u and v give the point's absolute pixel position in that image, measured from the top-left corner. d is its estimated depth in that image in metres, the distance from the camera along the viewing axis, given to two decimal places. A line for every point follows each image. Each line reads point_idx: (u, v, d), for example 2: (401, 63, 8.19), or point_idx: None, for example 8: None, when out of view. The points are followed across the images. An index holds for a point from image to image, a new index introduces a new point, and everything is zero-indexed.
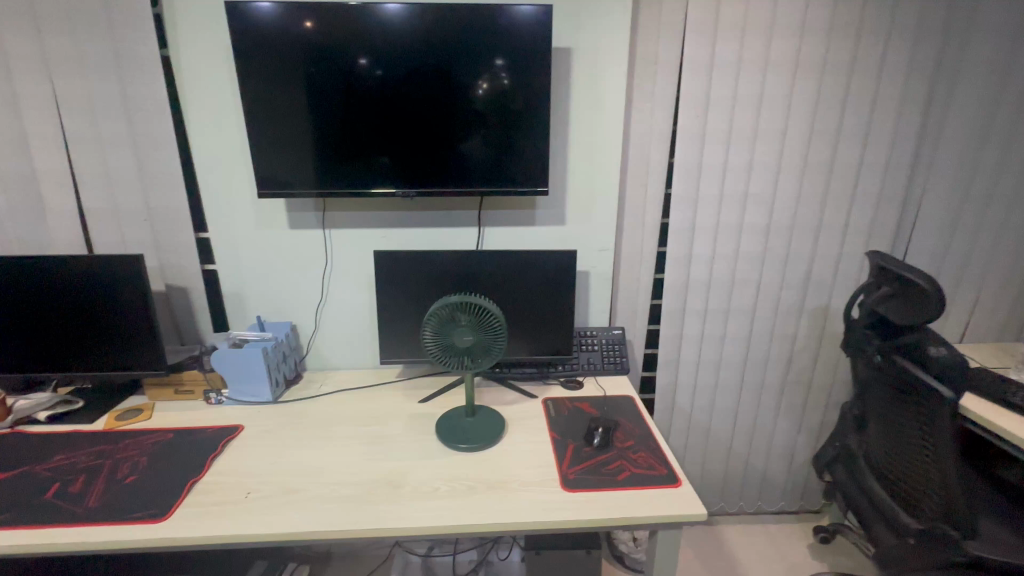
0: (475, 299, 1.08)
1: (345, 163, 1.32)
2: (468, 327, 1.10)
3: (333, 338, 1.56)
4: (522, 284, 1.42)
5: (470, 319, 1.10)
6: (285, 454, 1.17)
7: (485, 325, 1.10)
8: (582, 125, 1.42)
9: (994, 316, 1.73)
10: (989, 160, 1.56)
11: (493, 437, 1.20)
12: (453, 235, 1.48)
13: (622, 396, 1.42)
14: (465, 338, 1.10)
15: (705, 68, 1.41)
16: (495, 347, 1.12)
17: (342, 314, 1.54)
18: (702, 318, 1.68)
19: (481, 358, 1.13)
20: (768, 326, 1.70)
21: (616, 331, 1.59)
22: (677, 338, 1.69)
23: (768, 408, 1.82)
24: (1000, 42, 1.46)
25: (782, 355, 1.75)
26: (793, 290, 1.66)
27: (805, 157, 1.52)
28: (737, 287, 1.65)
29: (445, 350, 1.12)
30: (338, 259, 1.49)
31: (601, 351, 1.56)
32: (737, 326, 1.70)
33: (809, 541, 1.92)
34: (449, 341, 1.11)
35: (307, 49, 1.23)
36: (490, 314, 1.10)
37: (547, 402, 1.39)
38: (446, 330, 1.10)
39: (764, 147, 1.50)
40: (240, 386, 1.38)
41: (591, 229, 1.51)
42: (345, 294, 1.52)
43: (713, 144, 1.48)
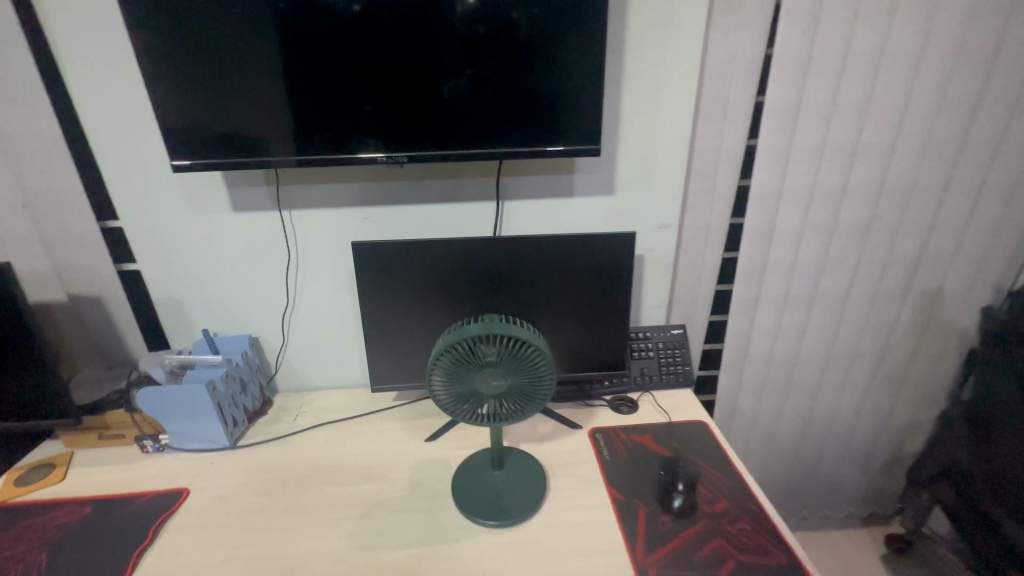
0: (511, 332, 0.71)
1: (304, 123, 0.89)
2: (497, 370, 0.73)
3: (309, 353, 1.20)
4: (561, 281, 1.05)
5: (500, 359, 0.73)
6: (243, 545, 0.83)
7: (525, 367, 0.74)
8: (645, 49, 0.99)
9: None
10: None
11: (534, 505, 0.87)
12: (460, 216, 1.09)
13: (693, 423, 1.08)
14: (492, 385, 0.74)
15: None
16: (537, 396, 0.77)
17: (318, 322, 1.17)
18: (780, 309, 1.32)
19: (516, 412, 0.78)
20: (863, 316, 1.34)
21: (677, 331, 1.23)
22: (746, 335, 1.34)
23: (849, 412, 1.49)
24: None
25: (875, 349, 1.40)
26: (900, 270, 1.29)
27: (941, 91, 1.10)
28: (828, 270, 1.28)
29: (461, 404, 0.76)
30: (306, 253, 1.10)
31: (657, 359, 1.21)
32: (824, 318, 1.34)
33: (879, 551, 1.68)
34: (466, 390, 0.75)
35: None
36: (533, 351, 0.73)
37: (595, 435, 1.05)
38: (464, 377, 0.74)
39: (889, 80, 1.08)
40: (183, 431, 1.02)
41: (650, 200, 1.12)
42: (320, 298, 1.15)
43: (822, 74, 1.06)
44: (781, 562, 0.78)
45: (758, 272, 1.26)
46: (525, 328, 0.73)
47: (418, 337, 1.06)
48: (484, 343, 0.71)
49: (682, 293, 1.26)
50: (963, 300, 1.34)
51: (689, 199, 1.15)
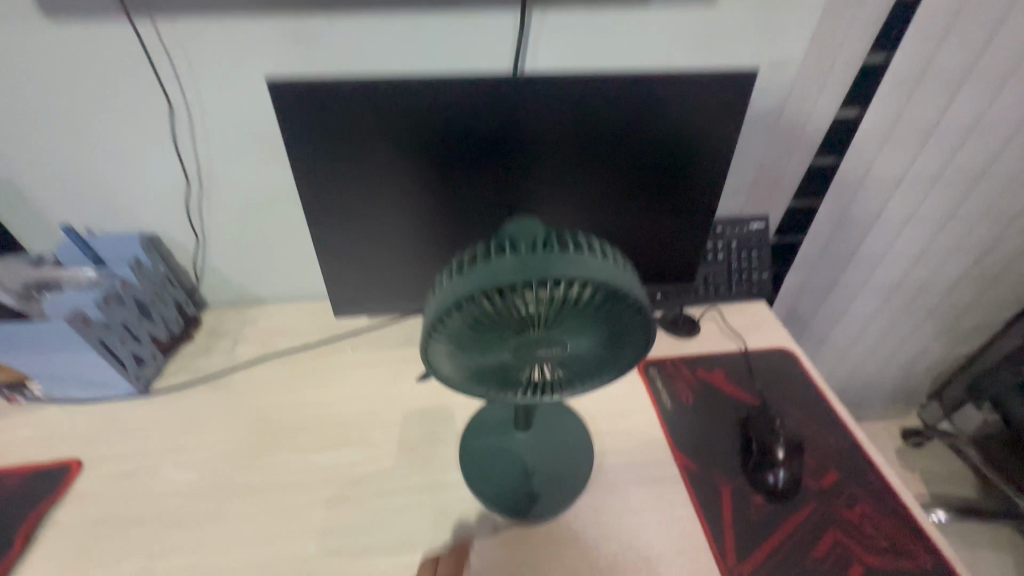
0: (587, 277, 0.36)
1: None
2: (549, 335, 0.40)
3: (239, 254, 0.83)
4: (618, 155, 0.65)
5: (558, 320, 0.39)
6: (161, 553, 0.58)
7: (600, 329, 0.41)
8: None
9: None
10: None
11: (574, 488, 0.62)
12: (456, 33, 0.64)
13: (776, 352, 0.81)
14: (536, 356, 0.42)
15: None
16: (611, 366, 0.45)
17: (243, 210, 0.78)
18: (886, 192, 0.98)
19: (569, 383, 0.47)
20: (991, 203, 1.01)
21: (759, 226, 0.87)
22: (832, 222, 1.03)
23: (920, 317, 1.26)
24: None
25: (986, 243, 1.10)
26: None
27: None
28: (975, 137, 0.90)
29: (478, 378, 0.45)
30: (200, 100, 0.67)
31: (728, 263, 0.88)
32: (941, 206, 1.00)
33: (897, 446, 1.61)
34: (490, 363, 0.43)
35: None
36: (622, 305, 0.39)
37: (649, 372, 0.77)
38: (486, 346, 0.41)
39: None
40: (59, 377, 0.71)
41: (761, 18, 0.69)
42: (240, 176, 0.74)
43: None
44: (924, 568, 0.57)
45: (875, 137, 0.89)
46: (606, 263, 0.38)
47: (393, 243, 0.68)
48: (531, 296, 0.37)
49: (768, 169, 0.90)
50: None
51: (820, 18, 0.72)
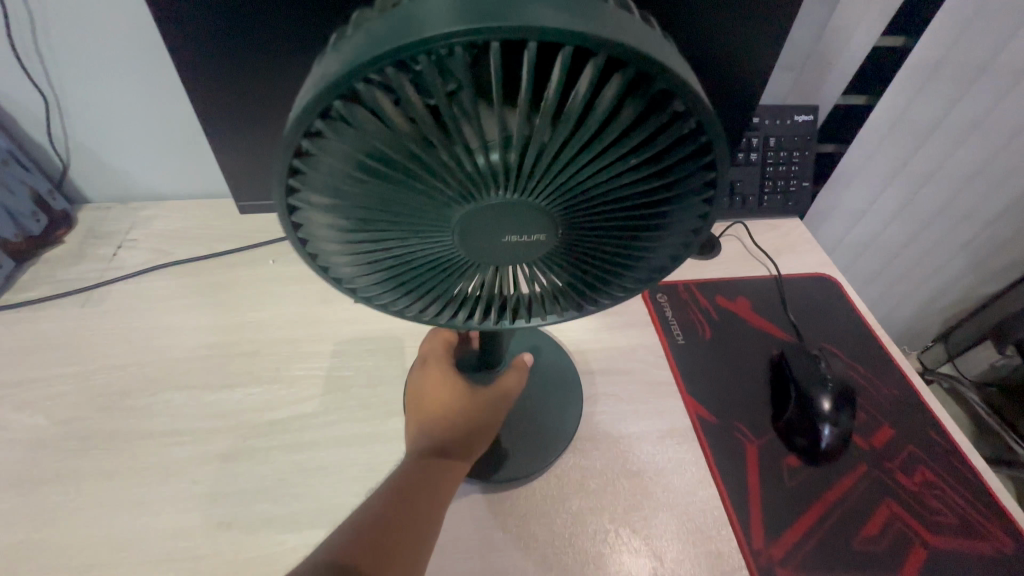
0: (612, 39, 0.20)
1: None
2: (531, 183, 0.25)
3: (110, 127, 0.61)
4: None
5: (550, 151, 0.23)
6: None
7: (625, 181, 0.25)
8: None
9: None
10: None
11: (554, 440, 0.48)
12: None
13: (814, 280, 0.65)
14: (511, 220, 0.27)
15: None
16: (635, 263, 0.31)
17: (97, 58, 0.55)
18: (961, 84, 0.78)
19: (563, 288, 0.33)
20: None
21: (807, 119, 0.68)
22: (884, 123, 0.84)
23: (970, 257, 1.07)
24: None
25: None
26: None
27: None
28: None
29: (412, 260, 0.30)
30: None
31: (761, 167, 0.69)
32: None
33: None
34: (431, 232, 0.27)
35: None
36: (669, 130, 0.23)
37: (655, 299, 0.60)
38: (418, 196, 0.25)
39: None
40: None
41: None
42: (89, 1, 0.51)
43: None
44: (997, 553, 0.44)
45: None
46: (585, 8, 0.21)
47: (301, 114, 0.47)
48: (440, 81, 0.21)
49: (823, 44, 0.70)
50: None
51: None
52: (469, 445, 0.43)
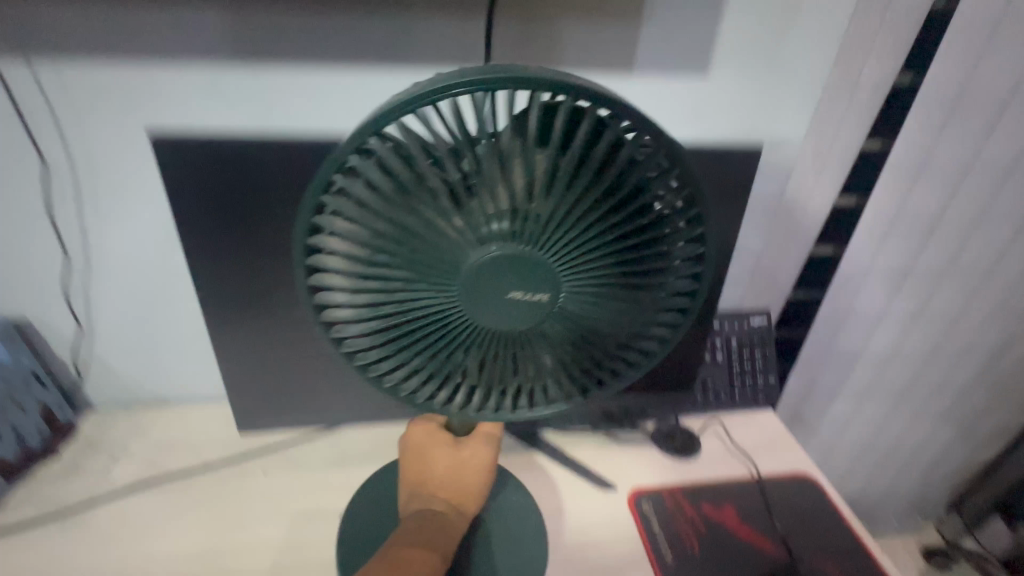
0: (585, 88, 0.31)
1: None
2: (538, 221, 0.33)
3: (114, 342, 0.67)
4: None
5: (553, 190, 0.32)
6: None
7: (612, 223, 0.34)
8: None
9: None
10: None
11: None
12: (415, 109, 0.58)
13: (798, 482, 0.66)
14: (516, 259, 0.33)
15: None
16: (626, 299, 0.37)
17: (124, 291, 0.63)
18: (897, 283, 0.87)
19: (572, 341, 0.39)
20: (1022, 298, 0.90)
21: (761, 323, 0.75)
22: (834, 319, 0.90)
23: (955, 425, 1.09)
24: None
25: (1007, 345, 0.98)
26: None
27: None
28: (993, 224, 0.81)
29: (422, 293, 0.35)
30: (88, 158, 0.55)
31: (727, 365, 0.74)
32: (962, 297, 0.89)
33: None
34: (446, 264, 0.33)
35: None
36: (643, 182, 0.34)
37: (643, 512, 0.60)
38: (443, 221, 0.32)
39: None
40: None
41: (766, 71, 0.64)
42: (139, 251, 0.61)
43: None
44: None
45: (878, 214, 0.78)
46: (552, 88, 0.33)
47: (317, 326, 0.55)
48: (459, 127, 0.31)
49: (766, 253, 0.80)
50: None
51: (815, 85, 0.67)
52: (454, 536, 0.48)
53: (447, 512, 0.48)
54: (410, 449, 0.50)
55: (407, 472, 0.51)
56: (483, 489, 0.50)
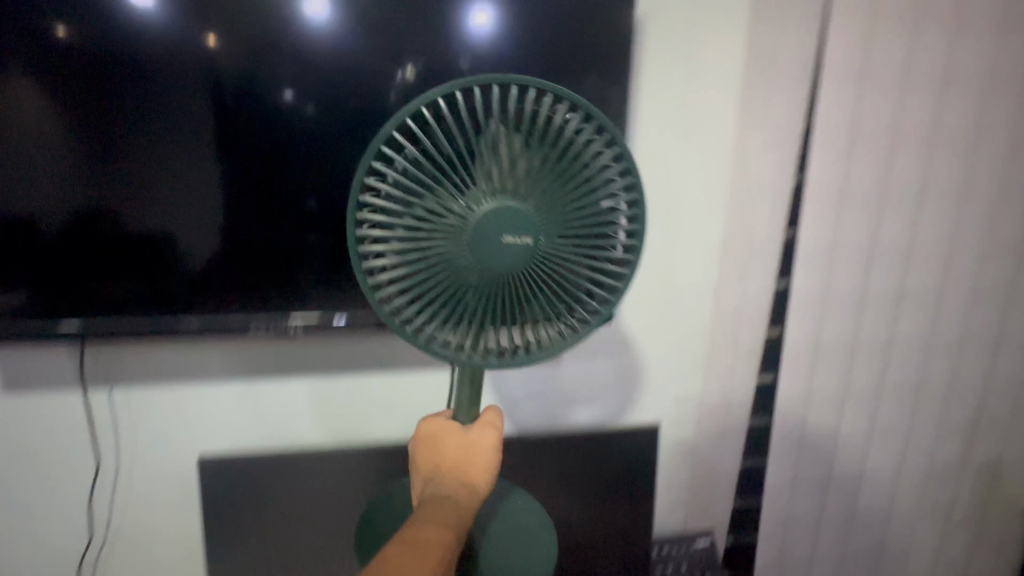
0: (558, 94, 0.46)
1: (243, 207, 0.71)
2: (516, 185, 0.46)
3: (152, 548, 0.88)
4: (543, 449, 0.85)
5: (521, 152, 0.46)
6: None
7: (572, 164, 0.47)
8: (654, 92, 0.81)
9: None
10: None
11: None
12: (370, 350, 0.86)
13: None
14: (503, 211, 0.45)
15: (859, 23, 0.80)
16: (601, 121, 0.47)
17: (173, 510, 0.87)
18: (834, 441, 0.95)
19: (548, 274, 0.48)
20: (963, 409, 0.97)
21: None
22: (786, 484, 0.96)
23: (962, 548, 1.04)
24: None
25: (959, 509, 1.03)
26: (976, 402, 0.98)
27: (1007, 184, 0.89)
28: (904, 342, 0.93)
29: (440, 231, 0.46)
30: (145, 406, 0.83)
31: None
32: (906, 413, 0.96)
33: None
34: (451, 218, 0.46)
35: (182, 15, 0.65)
36: (589, 138, 0.47)
37: None
38: (445, 195, 0.46)
39: (963, 95, 0.85)
40: None
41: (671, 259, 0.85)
42: (181, 471, 0.86)
43: (880, 85, 0.82)
44: None
45: (797, 360, 0.90)
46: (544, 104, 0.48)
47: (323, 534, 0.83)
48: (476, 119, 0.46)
49: (706, 403, 0.92)
50: None
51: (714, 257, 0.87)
52: (466, 517, 0.53)
53: (457, 497, 0.53)
54: (423, 444, 0.57)
55: (421, 458, 0.57)
56: (492, 467, 0.56)
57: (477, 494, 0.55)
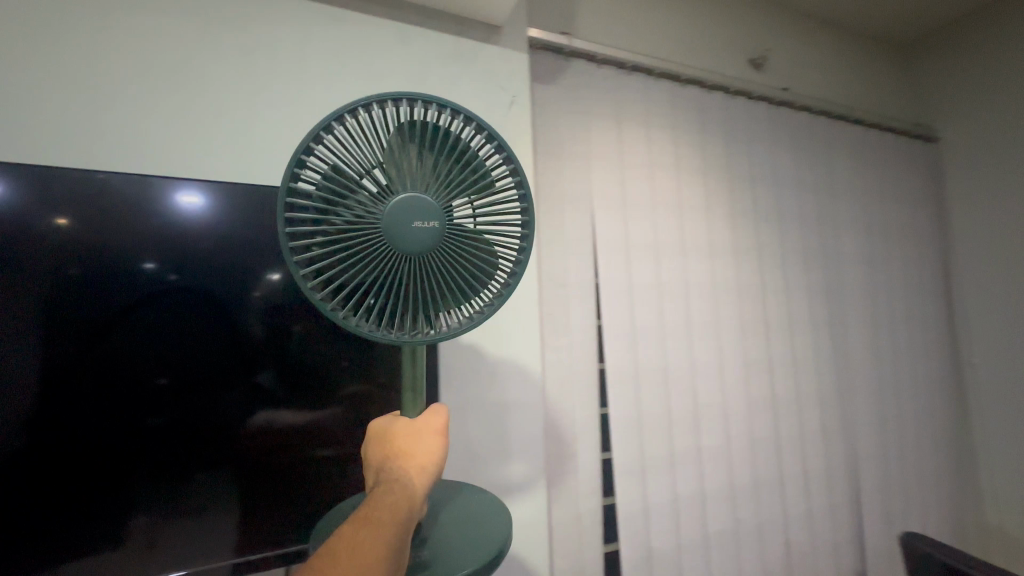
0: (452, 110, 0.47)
1: (47, 435, 0.55)
2: (422, 174, 0.47)
3: None
4: None
5: (422, 150, 0.47)
6: None
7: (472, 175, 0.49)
8: None
9: (940, 427, 1.56)
10: (884, 313, 1.49)
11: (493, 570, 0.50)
12: None
13: None
14: (408, 194, 0.45)
15: (620, 211, 1.11)
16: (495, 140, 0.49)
17: None
18: (677, 549, 1.06)
19: (464, 256, 0.48)
20: (760, 496, 1.19)
21: None
22: None
23: None
24: (859, 210, 1.50)
25: None
26: (769, 489, 1.20)
27: (740, 316, 1.24)
28: (709, 449, 1.14)
29: (355, 225, 0.44)
30: None
31: None
32: (727, 511, 1.13)
33: None
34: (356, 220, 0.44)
35: (21, 195, 0.56)
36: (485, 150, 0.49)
37: None
38: (358, 188, 0.45)
39: (698, 259, 1.20)
40: None
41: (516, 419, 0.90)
42: None
43: (643, 257, 1.12)
44: None
45: (634, 479, 1.03)
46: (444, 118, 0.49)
47: None
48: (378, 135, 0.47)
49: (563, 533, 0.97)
50: (827, 516, 1.29)
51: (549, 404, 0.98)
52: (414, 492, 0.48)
53: (411, 480, 0.49)
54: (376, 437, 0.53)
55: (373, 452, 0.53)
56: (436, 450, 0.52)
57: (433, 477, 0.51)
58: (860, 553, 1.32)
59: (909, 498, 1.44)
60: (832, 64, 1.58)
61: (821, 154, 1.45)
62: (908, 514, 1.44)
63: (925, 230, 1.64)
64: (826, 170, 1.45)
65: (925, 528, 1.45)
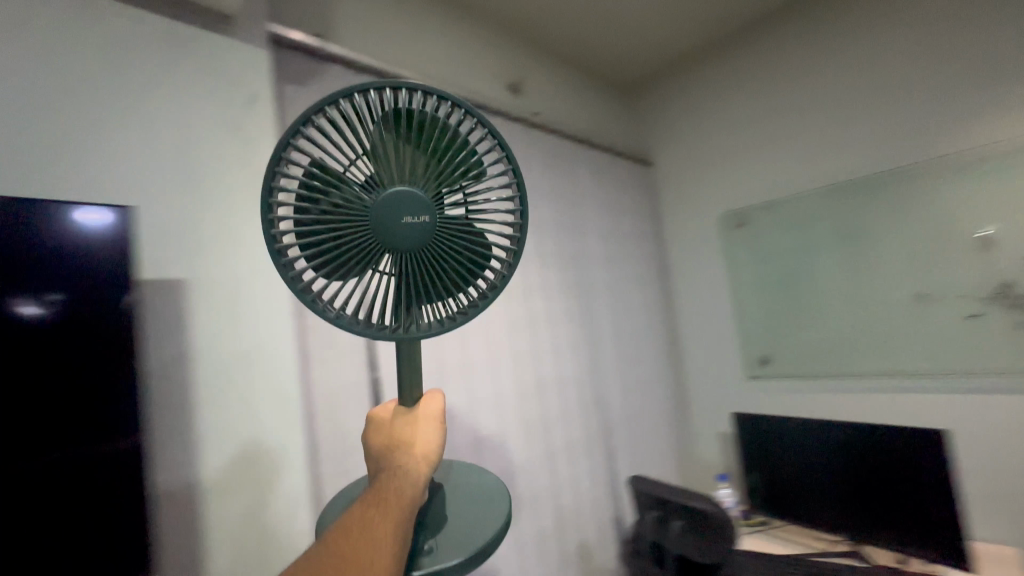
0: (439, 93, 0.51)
1: None
2: (413, 171, 0.52)
3: None
4: None
5: (407, 145, 0.52)
6: None
7: (456, 159, 0.54)
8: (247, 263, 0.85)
9: (666, 385, 2.01)
10: (626, 303, 1.86)
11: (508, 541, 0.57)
12: None
13: None
14: (399, 193, 0.51)
15: None
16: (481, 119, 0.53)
17: None
18: None
19: (454, 251, 0.55)
20: (537, 468, 1.38)
21: None
22: None
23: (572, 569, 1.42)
24: (603, 219, 1.82)
25: (557, 541, 1.39)
26: (544, 460, 1.40)
27: (512, 313, 1.38)
28: (488, 438, 1.27)
29: (349, 215, 0.51)
30: None
31: None
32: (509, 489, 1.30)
33: None
34: (355, 210, 0.51)
35: None
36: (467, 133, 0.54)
37: None
38: (348, 187, 0.51)
39: None
40: None
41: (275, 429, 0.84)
42: None
43: None
44: None
45: None
46: (430, 104, 0.53)
47: None
48: (369, 127, 0.51)
49: None
50: (590, 476, 1.53)
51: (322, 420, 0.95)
52: (419, 474, 0.55)
53: (415, 465, 0.56)
54: (376, 424, 0.62)
55: (374, 437, 0.61)
56: (437, 434, 0.59)
57: (434, 460, 0.58)
58: (617, 500, 1.62)
59: (650, 447, 1.83)
60: (575, 95, 1.90)
61: (573, 171, 1.73)
62: (651, 458, 1.82)
63: (648, 236, 2.09)
64: (577, 187, 1.72)
65: (662, 467, 1.86)
